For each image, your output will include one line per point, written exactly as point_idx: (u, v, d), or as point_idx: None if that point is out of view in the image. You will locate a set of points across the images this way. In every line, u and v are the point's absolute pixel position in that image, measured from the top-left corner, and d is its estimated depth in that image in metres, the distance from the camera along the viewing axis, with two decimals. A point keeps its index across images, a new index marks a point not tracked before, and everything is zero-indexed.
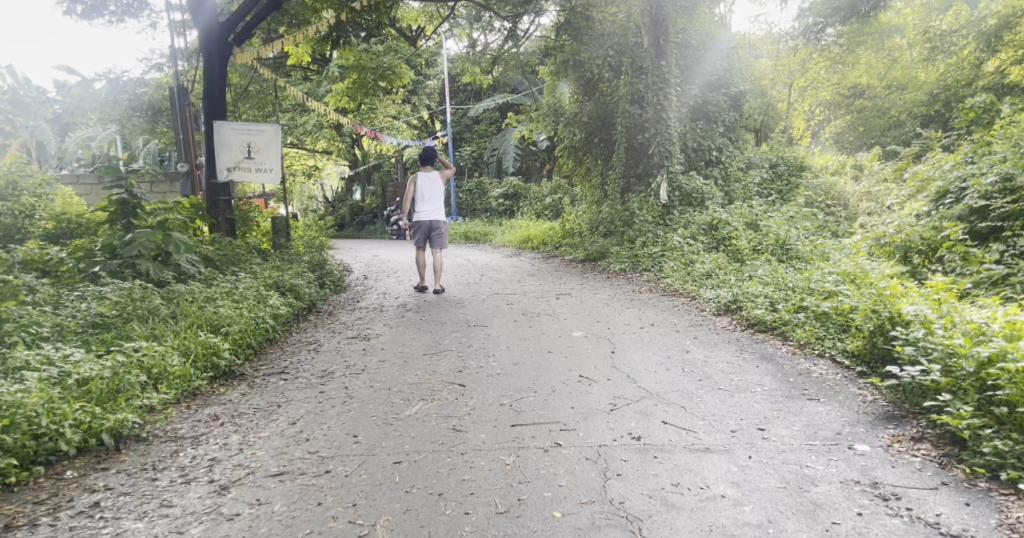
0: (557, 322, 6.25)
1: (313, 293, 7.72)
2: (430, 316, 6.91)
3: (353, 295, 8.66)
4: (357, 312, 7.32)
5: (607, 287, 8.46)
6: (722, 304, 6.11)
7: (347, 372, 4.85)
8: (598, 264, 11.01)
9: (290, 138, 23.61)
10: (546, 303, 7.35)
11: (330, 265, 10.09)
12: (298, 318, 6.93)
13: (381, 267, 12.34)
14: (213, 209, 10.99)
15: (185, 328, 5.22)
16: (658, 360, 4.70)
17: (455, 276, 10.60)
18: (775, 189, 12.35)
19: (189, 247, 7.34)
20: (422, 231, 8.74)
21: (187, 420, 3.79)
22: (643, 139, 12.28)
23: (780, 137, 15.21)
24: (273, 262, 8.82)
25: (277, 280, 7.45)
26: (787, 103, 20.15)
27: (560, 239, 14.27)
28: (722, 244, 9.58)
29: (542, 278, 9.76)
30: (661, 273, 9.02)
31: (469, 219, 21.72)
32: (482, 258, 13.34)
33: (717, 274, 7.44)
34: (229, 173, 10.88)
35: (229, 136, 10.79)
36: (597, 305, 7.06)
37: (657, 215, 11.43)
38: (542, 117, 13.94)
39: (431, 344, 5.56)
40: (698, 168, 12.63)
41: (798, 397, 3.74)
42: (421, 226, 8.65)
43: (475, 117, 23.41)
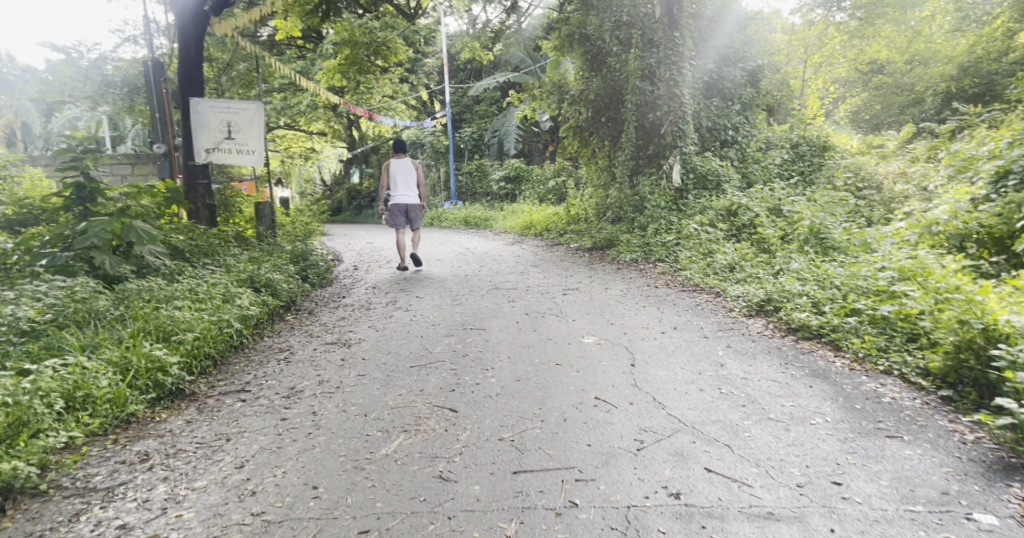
0: (565, 325, 5.49)
1: (293, 288, 6.97)
2: (421, 316, 6.15)
3: (341, 289, 7.95)
4: (340, 311, 6.57)
5: (618, 280, 7.69)
6: (753, 304, 5.33)
7: (319, 390, 4.10)
8: (607, 253, 10.32)
9: (283, 118, 22.81)
10: (551, 300, 6.60)
11: (316, 255, 9.36)
12: (274, 320, 6.16)
13: (375, 255, 11.63)
14: (191, 193, 10.17)
15: (131, 336, 4.46)
16: (689, 376, 3.93)
17: (452, 266, 9.88)
18: (797, 170, 11.50)
19: (152, 237, 6.55)
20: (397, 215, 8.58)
21: (105, 462, 3.05)
22: (655, 117, 11.48)
23: (797, 114, 14.33)
24: (251, 253, 8.07)
25: (252, 275, 6.68)
26: (802, 79, 19.14)
27: (565, 226, 13.51)
28: (743, 232, 8.81)
29: (547, 268, 9.04)
30: (677, 264, 8.27)
31: (470, 203, 21.03)
32: (482, 246, 12.59)
33: (743, 267, 6.72)
34: (208, 154, 10.08)
35: (207, 114, 9.97)
36: (609, 303, 6.30)
37: (670, 200, 10.74)
38: (545, 95, 13.13)
39: (419, 353, 4.81)
40: (713, 149, 11.83)
41: (873, 431, 2.96)
42: (399, 211, 8.48)
43: (475, 96, 22.51)
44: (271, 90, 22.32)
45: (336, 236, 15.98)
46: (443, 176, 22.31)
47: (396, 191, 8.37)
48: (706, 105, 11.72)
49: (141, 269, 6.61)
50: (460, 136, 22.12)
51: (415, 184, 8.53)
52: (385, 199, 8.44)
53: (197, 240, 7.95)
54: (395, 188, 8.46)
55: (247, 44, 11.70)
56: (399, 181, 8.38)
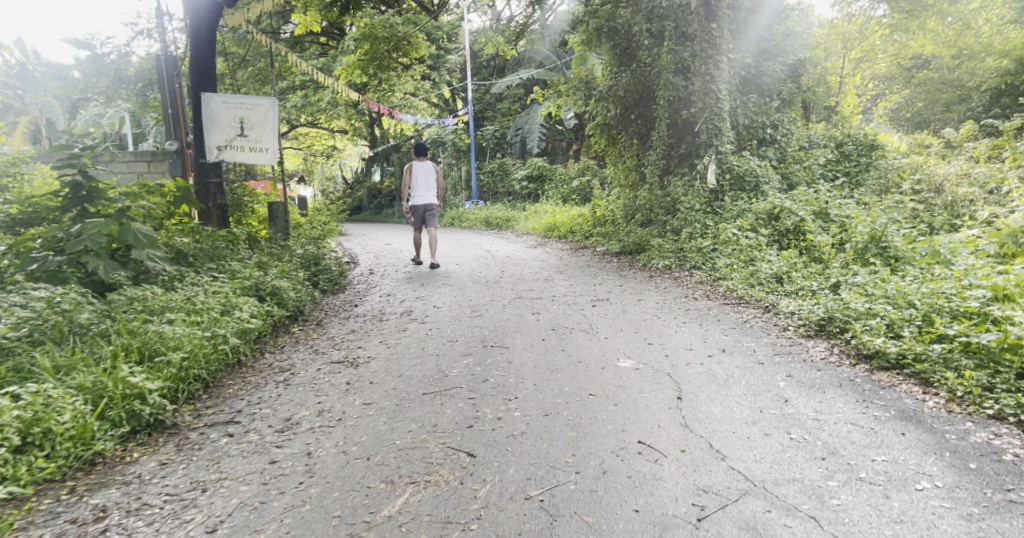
0: (597, 345, 4.93)
1: (301, 297, 6.48)
2: (438, 330, 5.62)
3: (353, 296, 7.47)
4: (350, 322, 6.06)
5: (652, 289, 7.12)
6: (811, 323, 4.72)
7: (318, 423, 3.58)
8: (637, 258, 9.75)
9: (303, 115, 22.45)
10: (580, 313, 6.03)
11: (330, 259, 8.91)
12: (277, 333, 5.66)
13: (392, 258, 11.18)
14: (203, 193, 9.73)
15: (111, 355, 3.97)
16: (748, 415, 3.34)
17: (472, 271, 9.36)
18: (842, 171, 10.84)
19: (152, 241, 6.10)
20: (416, 216, 8.11)
21: (54, 523, 2.61)
22: (689, 114, 10.90)
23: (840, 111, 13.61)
24: (258, 257, 7.62)
25: (257, 282, 6.19)
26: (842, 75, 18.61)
27: (591, 228, 12.92)
28: (787, 238, 8.20)
29: (573, 275, 8.49)
30: (715, 272, 7.66)
31: (492, 203, 20.51)
32: (504, 249, 12.07)
33: (794, 278, 6.12)
34: (220, 152, 9.64)
35: (219, 111, 9.55)
36: (644, 318, 5.72)
37: (704, 202, 10.14)
38: (572, 91, 12.57)
39: (434, 377, 4.25)
40: (750, 148, 11.21)
41: (1000, 507, 2.40)
42: (419, 212, 7.98)
43: (498, 94, 21.99)
44: (292, 87, 22.00)
45: (355, 236, 15.55)
46: (464, 175, 21.80)
47: (416, 193, 7.89)
48: (744, 101, 11.10)
49: (139, 274, 6.14)
50: (482, 134, 21.56)
51: (435, 185, 8.05)
52: (405, 201, 7.97)
53: (202, 242, 7.55)
54: (416, 188, 8.01)
55: (262, 38, 11.25)
56: (418, 182, 7.89)
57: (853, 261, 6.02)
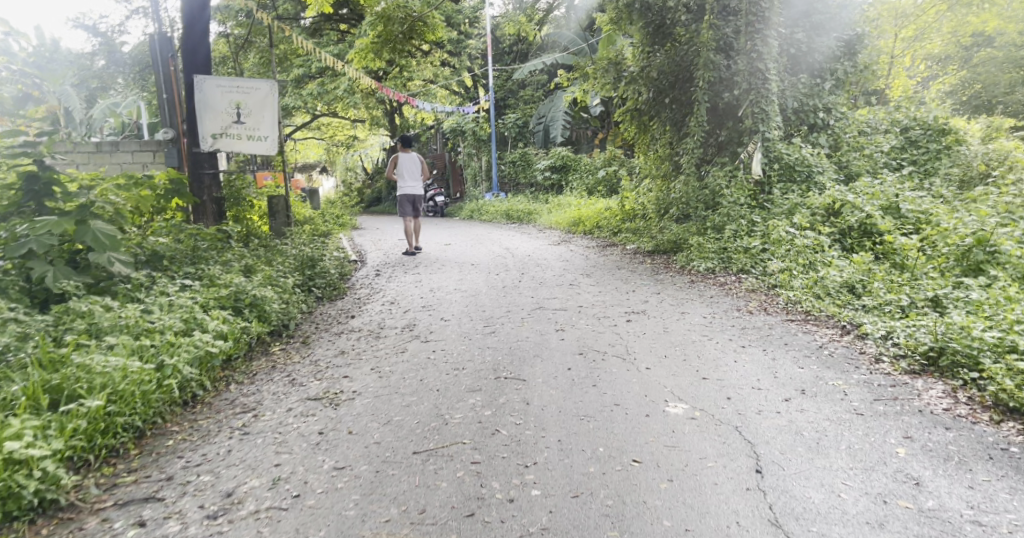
0: (637, 379, 3.94)
1: (285, 310, 5.57)
2: (442, 354, 4.69)
3: (350, 305, 6.58)
4: (340, 341, 5.15)
5: (695, 299, 6.12)
6: (918, 355, 3.76)
7: (265, 497, 2.70)
8: (673, 258, 8.79)
9: (319, 103, 21.59)
10: (613, 331, 5.05)
11: (332, 261, 8.08)
12: (252, 356, 4.72)
13: (405, 256, 10.32)
14: (196, 184, 8.86)
15: (15, 398, 3.01)
16: (867, 509, 2.37)
17: (489, 272, 8.44)
18: (908, 158, 9.81)
19: (115, 242, 5.08)
20: (404, 202, 9.40)
21: None
22: (732, 97, 9.92)
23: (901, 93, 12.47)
24: (245, 259, 6.67)
25: (235, 291, 5.28)
26: (900, 56, 17.56)
27: (619, 224, 11.90)
28: (851, 238, 7.20)
29: (601, 279, 7.54)
30: (769, 278, 6.65)
31: (513, 195, 19.53)
32: (525, 245, 11.13)
33: (879, 290, 5.13)
34: (214, 141, 8.71)
35: (214, 95, 8.60)
36: (693, 340, 4.73)
37: (749, 195, 9.16)
38: (600, 74, 11.52)
39: (430, 430, 3.31)
40: (800, 135, 10.17)
41: None
42: (408, 199, 9.29)
43: (521, 80, 20.97)
44: (309, 74, 21.18)
45: (367, 231, 14.68)
46: (485, 166, 20.79)
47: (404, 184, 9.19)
48: (794, 82, 10.06)
49: (100, 280, 5.15)
50: (504, 123, 20.46)
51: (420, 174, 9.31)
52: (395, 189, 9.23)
53: (183, 240, 6.67)
54: (403, 178, 9.24)
55: (263, 16, 10.30)
56: (406, 174, 9.17)
57: (963, 275, 5.05)
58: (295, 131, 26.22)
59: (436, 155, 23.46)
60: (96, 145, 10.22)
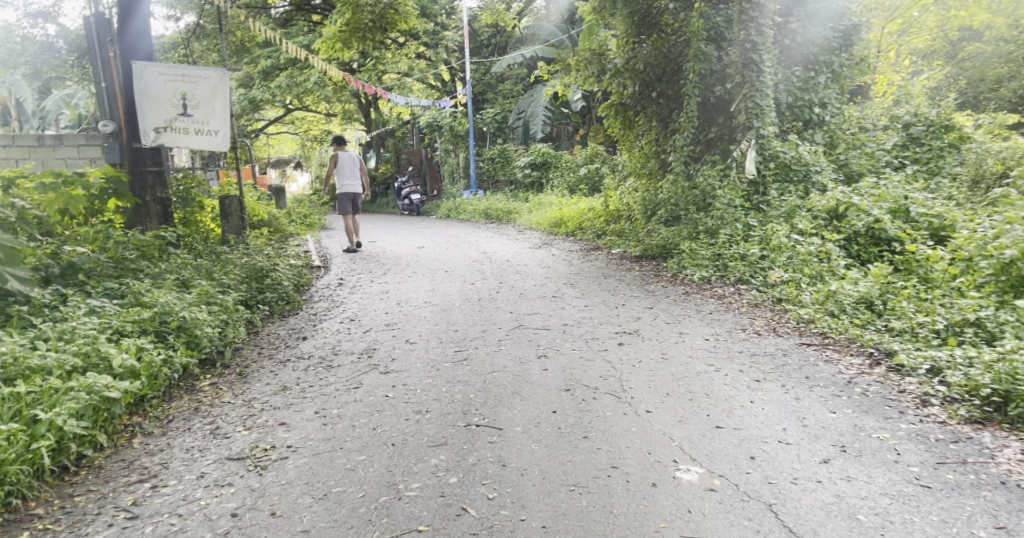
0: (636, 429, 3.23)
1: (220, 334, 4.79)
2: (402, 392, 3.96)
3: (301, 324, 5.79)
4: (284, 374, 4.39)
5: (693, 317, 5.44)
6: (982, 399, 3.10)
7: None
8: (663, 264, 8.16)
9: (288, 96, 20.61)
10: (603, 362, 4.33)
11: (288, 271, 7.30)
12: (173, 395, 3.95)
13: (371, 261, 9.54)
14: (137, 183, 8.00)
15: None
16: None
17: (463, 280, 7.71)
18: (909, 157, 9.25)
19: (12, 255, 4.31)
20: (343, 202, 9.12)
21: None
22: (723, 91, 9.30)
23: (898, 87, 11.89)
24: (181, 272, 5.89)
25: (160, 312, 4.51)
26: (889, 51, 17.00)
27: (603, 226, 11.22)
28: (858, 244, 6.58)
29: (588, 291, 6.84)
30: (773, 291, 6.02)
31: (493, 193, 18.76)
32: (503, 249, 10.42)
33: (908, 308, 4.47)
34: (157, 135, 7.82)
35: (155, 84, 7.73)
36: (698, 373, 4.02)
37: (743, 196, 8.56)
38: (583, 65, 10.73)
39: (377, 513, 2.60)
40: (796, 132, 9.56)
41: None
42: (347, 198, 9.11)
43: (500, 74, 20.16)
44: (277, 66, 20.18)
45: (338, 231, 13.82)
46: (463, 163, 19.91)
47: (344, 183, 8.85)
48: (788, 75, 9.41)
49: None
50: (481, 118, 19.64)
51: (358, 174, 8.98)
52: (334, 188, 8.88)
53: (109, 250, 5.84)
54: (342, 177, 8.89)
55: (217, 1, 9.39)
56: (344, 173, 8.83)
57: (1005, 295, 4.37)
58: (266, 126, 25.16)
59: (412, 151, 22.57)
60: (36, 140, 9.33)
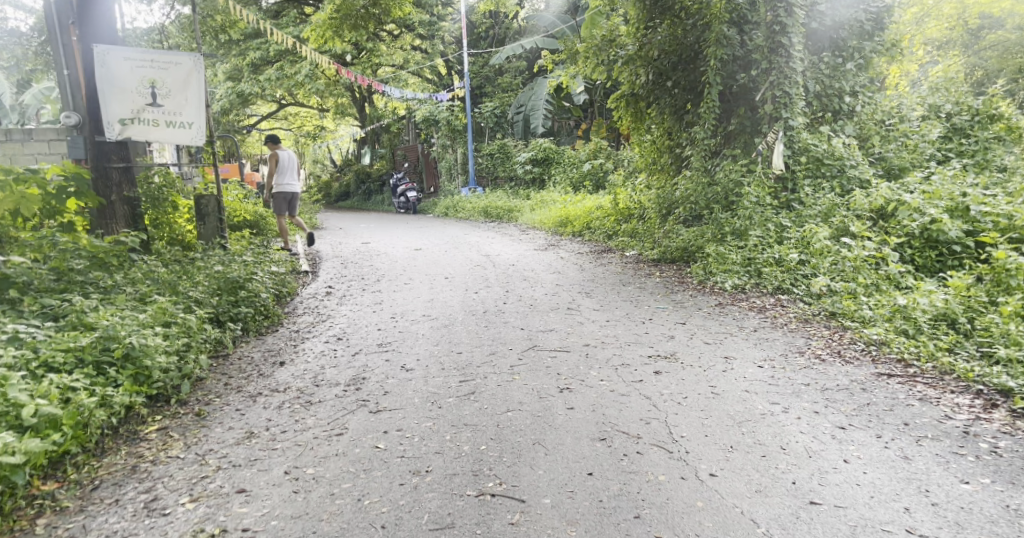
0: (709, 509, 2.45)
1: (175, 361, 3.97)
2: (401, 442, 3.17)
3: (278, 345, 5.01)
4: (251, 416, 3.60)
5: (736, 336, 4.67)
6: None
7: None
8: (685, 269, 7.42)
9: (278, 90, 19.76)
10: (643, 402, 3.54)
11: (269, 279, 6.53)
12: (106, 447, 3.15)
13: (364, 264, 8.77)
14: (102, 181, 7.12)
15: None
16: None
17: (464, 288, 6.92)
18: (953, 149, 8.47)
19: None
20: (280, 203, 9.07)
21: None
22: (748, 79, 8.49)
23: (933, 73, 11.02)
24: (141, 286, 5.11)
25: (102, 338, 3.75)
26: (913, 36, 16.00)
27: (614, 226, 10.42)
28: (912, 247, 5.84)
29: (606, 302, 6.06)
30: (822, 301, 5.26)
31: (492, 189, 17.95)
32: (506, 251, 9.64)
33: (1009, 333, 3.72)
34: (123, 127, 6.78)
35: (120, 72, 6.66)
36: (766, 415, 3.22)
37: (771, 194, 7.79)
38: (592, 52, 9.65)
39: None
40: (826, 123, 8.79)
41: None
42: (285, 199, 9.06)
43: (498, 66, 19.28)
44: (266, 59, 19.32)
45: (329, 231, 13.00)
46: (460, 159, 18.99)
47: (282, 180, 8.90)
48: (814, 61, 8.54)
49: None
50: (480, 112, 18.81)
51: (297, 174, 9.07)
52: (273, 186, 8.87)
53: (54, 260, 5.04)
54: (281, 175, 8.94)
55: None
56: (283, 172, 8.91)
57: None
58: (258, 122, 24.32)
59: (408, 147, 21.75)
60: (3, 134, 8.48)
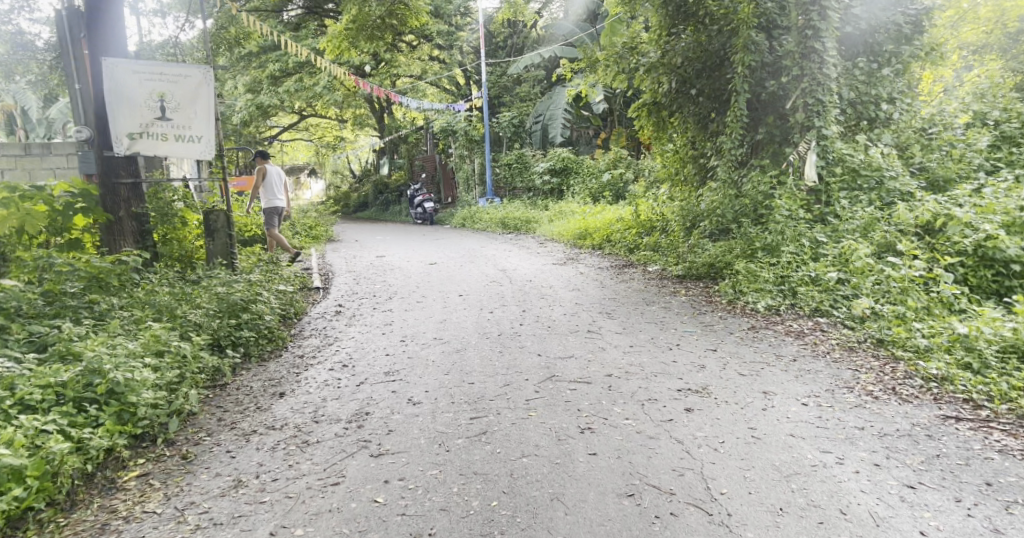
0: None
1: (164, 395, 3.66)
2: (404, 497, 2.86)
3: (280, 372, 4.70)
4: (240, 460, 3.28)
5: (774, 366, 4.27)
6: None
7: None
8: (713, 287, 7.01)
9: (296, 102, 19.69)
10: (676, 448, 3.15)
11: (275, 299, 6.25)
12: (77, 501, 2.87)
13: (377, 280, 8.48)
14: (109, 196, 6.74)
15: None
16: None
17: (480, 307, 6.57)
18: (1003, 158, 7.94)
19: None
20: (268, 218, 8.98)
21: None
22: (778, 86, 8.07)
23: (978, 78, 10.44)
24: (138, 309, 4.83)
25: (86, 372, 3.46)
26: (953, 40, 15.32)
27: (636, 239, 10.02)
28: (965, 267, 5.43)
29: (629, 324, 5.67)
30: (868, 325, 4.85)
31: (511, 200, 17.63)
32: (523, 265, 9.28)
33: None
34: (131, 142, 6.41)
35: (127, 83, 6.30)
36: (818, 468, 2.83)
37: (804, 207, 7.37)
38: (612, 61, 9.45)
39: None
40: (862, 131, 8.33)
41: None
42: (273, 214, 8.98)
43: (517, 75, 18.98)
44: (285, 71, 19.26)
45: (344, 243, 12.76)
46: (478, 169, 18.71)
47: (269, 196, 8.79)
48: (849, 67, 8.10)
49: None
50: (498, 122, 18.53)
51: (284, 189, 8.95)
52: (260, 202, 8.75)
53: (50, 282, 4.79)
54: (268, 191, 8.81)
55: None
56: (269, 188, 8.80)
57: None
58: (277, 133, 24.33)
59: (427, 157, 21.53)
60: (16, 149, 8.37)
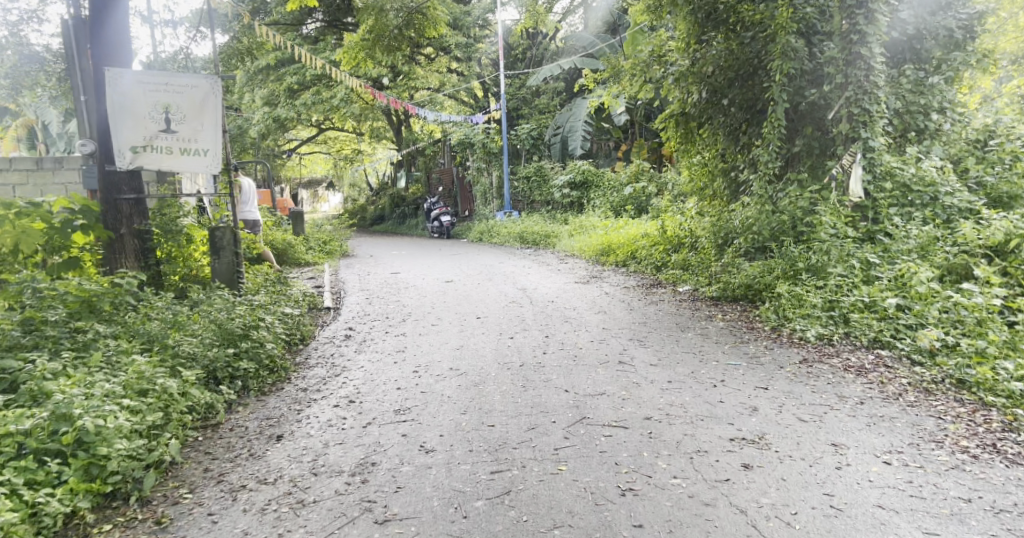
0: None
1: (138, 443, 3.18)
2: None
3: (277, 409, 4.23)
4: (222, 526, 2.83)
5: (839, 411, 3.72)
6: None
7: None
8: (753, 311, 6.43)
9: (312, 114, 19.38)
10: (738, 524, 2.63)
11: (278, 322, 5.81)
12: None
13: (389, 300, 8.00)
14: (109, 213, 6.24)
15: None
16: None
17: (498, 332, 6.06)
18: None
19: None
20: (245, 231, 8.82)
21: None
22: (819, 96, 7.47)
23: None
24: (127, 339, 4.39)
25: (50, 420, 3.03)
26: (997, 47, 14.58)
27: (663, 256, 9.47)
28: None
29: (665, 355, 5.12)
30: (940, 362, 4.29)
31: (529, 213, 17.15)
32: (544, 284, 8.75)
33: None
34: (133, 155, 5.92)
35: (131, 92, 5.84)
36: None
37: (849, 224, 6.79)
38: (638, 69, 8.91)
39: None
40: (910, 143, 7.74)
41: None
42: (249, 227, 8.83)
43: (537, 87, 18.52)
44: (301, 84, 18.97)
45: (358, 258, 12.32)
46: (497, 182, 18.25)
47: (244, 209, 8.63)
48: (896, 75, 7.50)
49: None
50: (516, 135, 18.09)
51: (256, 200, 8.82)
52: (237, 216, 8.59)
53: (30, 309, 4.35)
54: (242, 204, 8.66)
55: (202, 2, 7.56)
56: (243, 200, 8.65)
57: None
58: (294, 146, 24.08)
59: (444, 170, 21.13)
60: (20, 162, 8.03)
